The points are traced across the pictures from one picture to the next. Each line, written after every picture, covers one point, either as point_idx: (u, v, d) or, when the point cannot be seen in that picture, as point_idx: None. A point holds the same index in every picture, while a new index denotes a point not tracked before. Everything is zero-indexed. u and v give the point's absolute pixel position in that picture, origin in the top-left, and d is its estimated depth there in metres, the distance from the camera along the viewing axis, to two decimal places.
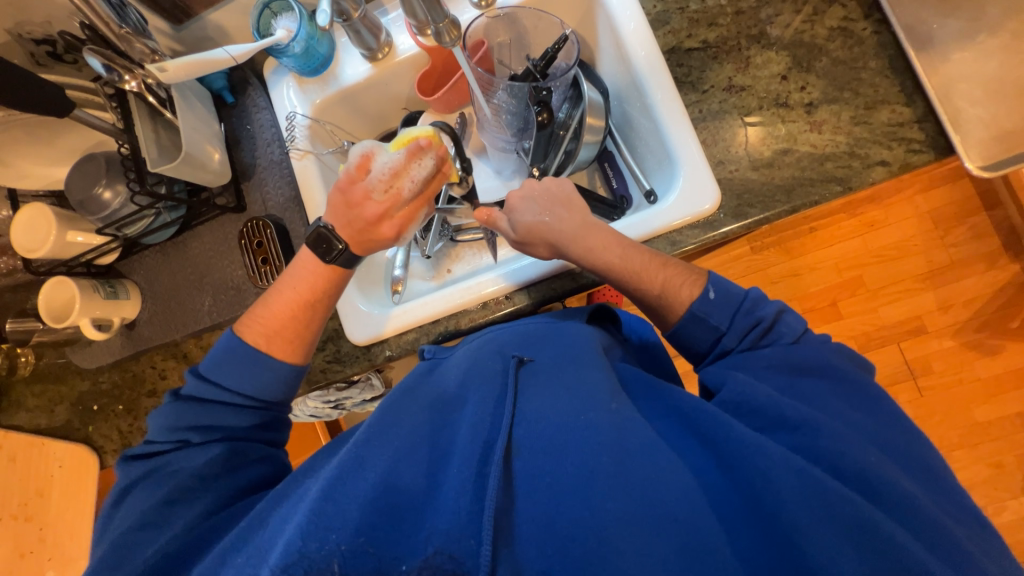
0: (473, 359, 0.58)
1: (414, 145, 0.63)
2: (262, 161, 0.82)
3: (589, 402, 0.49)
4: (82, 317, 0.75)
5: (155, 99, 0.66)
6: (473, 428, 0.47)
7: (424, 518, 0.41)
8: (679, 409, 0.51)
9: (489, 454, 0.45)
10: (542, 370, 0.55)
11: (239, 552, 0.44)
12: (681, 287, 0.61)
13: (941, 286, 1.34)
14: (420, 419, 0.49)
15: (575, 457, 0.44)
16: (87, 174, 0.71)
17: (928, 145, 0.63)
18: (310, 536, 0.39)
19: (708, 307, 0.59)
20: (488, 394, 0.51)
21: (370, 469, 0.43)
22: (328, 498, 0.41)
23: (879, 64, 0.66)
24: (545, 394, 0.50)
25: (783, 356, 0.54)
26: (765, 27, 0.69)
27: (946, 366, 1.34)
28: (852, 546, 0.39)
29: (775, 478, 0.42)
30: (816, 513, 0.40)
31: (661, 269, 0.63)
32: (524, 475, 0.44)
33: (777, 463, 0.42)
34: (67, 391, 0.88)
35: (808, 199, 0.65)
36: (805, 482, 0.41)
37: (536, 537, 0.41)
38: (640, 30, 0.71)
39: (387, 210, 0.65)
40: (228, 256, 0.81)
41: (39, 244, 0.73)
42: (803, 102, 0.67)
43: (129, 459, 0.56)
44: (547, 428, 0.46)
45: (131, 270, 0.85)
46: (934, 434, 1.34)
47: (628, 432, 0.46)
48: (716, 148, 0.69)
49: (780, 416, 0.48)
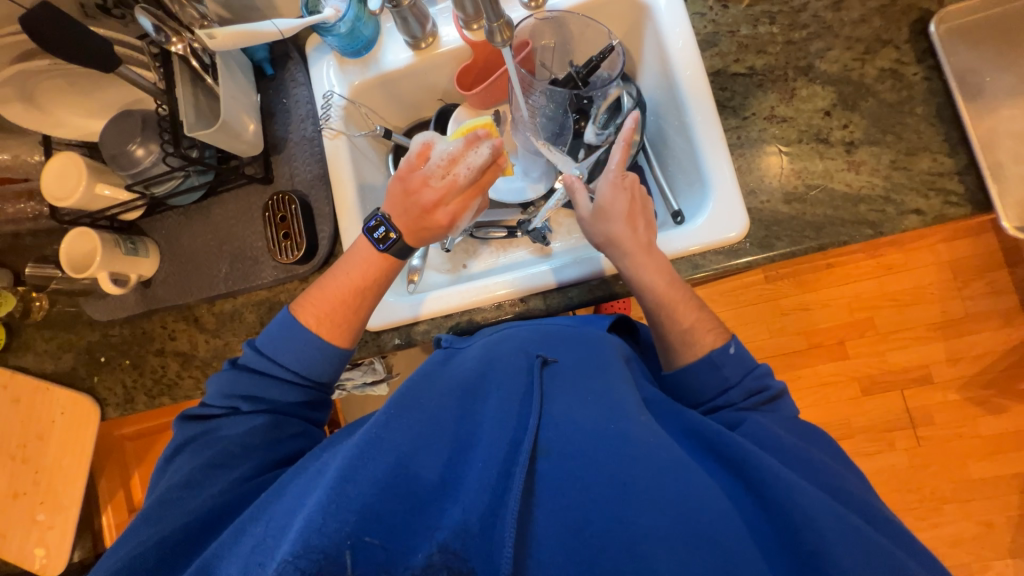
0: (494, 351, 0.57)
1: (471, 134, 0.62)
2: (294, 136, 0.82)
3: (620, 413, 0.48)
4: (101, 270, 0.76)
5: (198, 64, 0.66)
6: (498, 427, 0.47)
7: (445, 508, 0.42)
8: (698, 429, 0.49)
9: (514, 455, 0.45)
10: (565, 373, 0.53)
11: (259, 521, 0.45)
12: (706, 333, 0.59)
13: (953, 338, 1.32)
14: (444, 408, 0.49)
15: (608, 467, 0.43)
16: (122, 130, 0.72)
17: (966, 199, 0.63)
18: (331, 518, 0.38)
19: (725, 358, 0.57)
20: (511, 392, 0.50)
21: (389, 454, 0.43)
22: (349, 480, 0.41)
23: (927, 111, 0.65)
24: (571, 399, 0.50)
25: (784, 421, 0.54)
26: (814, 60, 0.69)
27: (949, 419, 1.33)
28: None
29: (813, 517, 0.40)
30: (851, 555, 0.39)
31: (693, 310, 0.61)
32: (551, 480, 0.44)
33: (814, 505, 0.41)
34: (76, 340, 0.89)
35: (836, 238, 0.65)
36: (840, 521, 0.40)
37: (558, 543, 0.41)
38: (687, 49, 0.70)
39: (441, 198, 0.63)
40: (250, 226, 0.81)
41: (68, 194, 0.74)
42: (844, 140, 0.66)
43: (186, 419, 0.60)
44: (575, 435, 0.46)
45: (152, 229, 0.85)
46: (928, 485, 1.33)
47: (659, 447, 0.45)
48: (750, 176, 0.68)
49: (790, 455, 0.47)
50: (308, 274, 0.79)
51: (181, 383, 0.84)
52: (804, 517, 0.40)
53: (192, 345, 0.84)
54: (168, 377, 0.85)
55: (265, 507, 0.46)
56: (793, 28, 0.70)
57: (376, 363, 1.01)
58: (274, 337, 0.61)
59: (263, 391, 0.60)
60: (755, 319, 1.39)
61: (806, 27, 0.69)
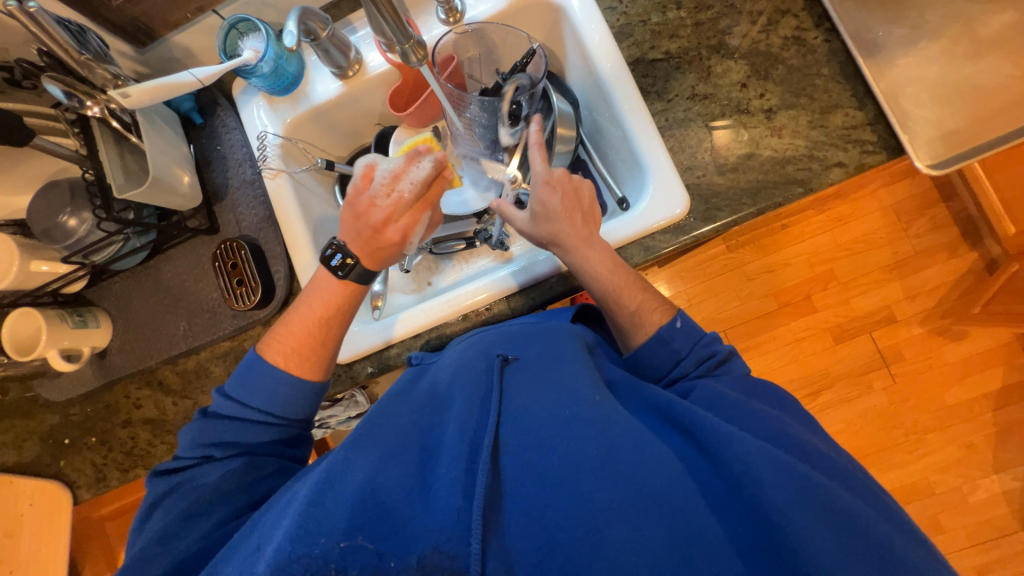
0: (461, 359, 0.58)
1: (413, 151, 0.61)
2: (234, 181, 0.81)
3: (574, 397, 0.49)
4: (49, 349, 0.73)
5: (119, 124, 0.65)
6: (461, 426, 0.48)
7: (413, 517, 0.42)
8: (656, 403, 0.52)
9: (477, 453, 0.46)
10: (525, 368, 0.55)
11: (231, 558, 0.45)
12: (654, 310, 0.63)
13: (907, 276, 1.39)
14: (407, 423, 0.50)
15: (561, 451, 0.45)
16: (50, 202, 0.70)
17: (881, 146, 0.67)
18: (301, 541, 0.39)
19: (673, 332, 0.60)
20: (472, 393, 0.51)
21: (355, 473, 0.44)
22: (317, 503, 0.42)
23: (832, 70, 0.69)
24: (530, 390, 0.51)
25: (740, 381, 0.57)
26: (724, 37, 0.72)
27: (916, 353, 1.40)
28: (831, 535, 0.40)
29: (754, 466, 0.43)
30: (798, 498, 0.41)
31: (638, 292, 0.63)
32: (514, 471, 0.45)
33: (753, 451, 0.44)
34: (35, 426, 0.85)
35: (772, 201, 0.68)
36: (782, 467, 0.43)
37: (524, 529, 0.42)
38: (604, 42, 0.73)
39: (391, 215, 0.62)
40: (202, 279, 0.80)
41: (1, 276, 0.71)
42: (763, 108, 0.70)
43: (159, 475, 0.58)
44: (534, 424, 0.47)
45: (100, 298, 0.82)
46: (908, 419, 1.39)
47: (613, 423, 0.47)
48: (683, 154, 0.71)
49: (751, 412, 0.50)
50: (269, 316, 0.78)
51: (154, 451, 0.81)
52: (742, 466, 0.43)
53: (160, 411, 0.82)
54: (139, 448, 0.82)
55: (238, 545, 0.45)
56: (699, 10, 0.73)
57: (357, 396, 1.00)
58: (238, 387, 0.59)
59: (235, 435, 0.59)
60: (724, 289, 1.43)
61: (711, 8, 0.73)
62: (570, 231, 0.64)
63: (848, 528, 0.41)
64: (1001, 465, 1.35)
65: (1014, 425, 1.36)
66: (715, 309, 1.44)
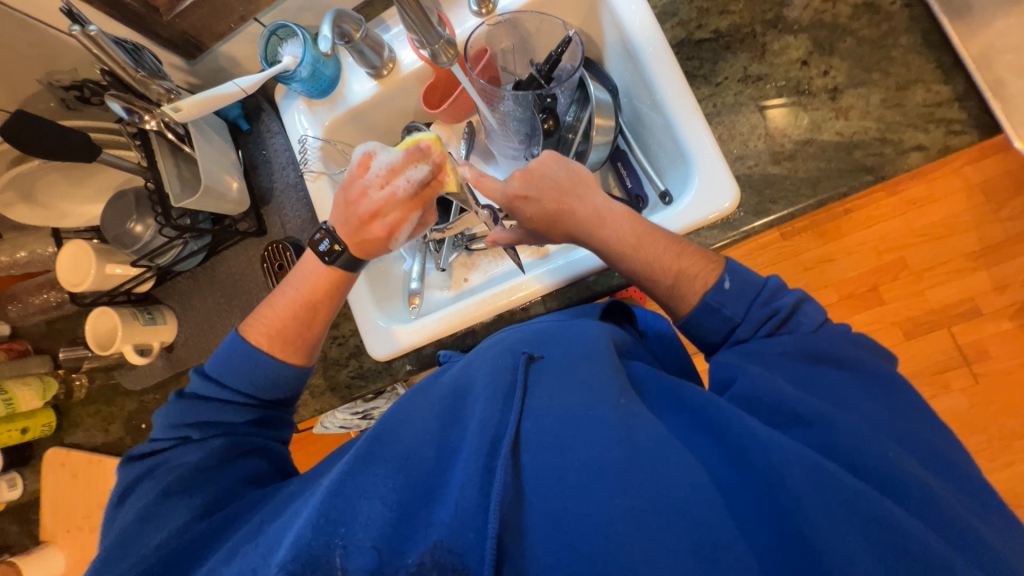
0: (489, 355, 0.56)
1: (415, 147, 0.61)
2: (278, 185, 0.84)
3: (598, 397, 0.47)
4: (124, 344, 0.80)
5: (173, 136, 0.69)
6: (482, 424, 0.47)
7: (432, 513, 0.42)
8: (687, 403, 0.50)
9: (497, 448, 0.45)
10: (552, 368, 0.52)
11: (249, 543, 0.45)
12: (695, 278, 0.58)
13: (996, 264, 1.23)
14: (431, 415, 0.50)
15: (582, 453, 0.43)
16: (119, 211, 0.76)
17: (971, 125, 0.58)
18: (320, 531, 0.40)
19: (722, 297, 0.56)
20: (495, 390, 0.50)
21: (380, 466, 0.45)
22: (339, 494, 0.42)
23: (911, 40, 0.61)
24: (555, 387, 0.49)
25: (797, 343, 0.51)
26: (782, 10, 0.65)
27: (1004, 350, 1.25)
28: (875, 553, 0.37)
29: (789, 476, 0.40)
30: (835, 523, 0.38)
31: (675, 258, 0.59)
32: (534, 468, 0.43)
33: (792, 459, 0.41)
34: (117, 411, 0.94)
35: (835, 191, 0.62)
36: (823, 478, 0.39)
37: (544, 531, 0.40)
38: (646, 23, 0.68)
39: (381, 209, 0.62)
40: (254, 279, 0.84)
41: (81, 279, 0.78)
42: (826, 88, 0.63)
43: (131, 460, 0.58)
44: (553, 422, 0.46)
45: (166, 296, 0.89)
46: (991, 423, 1.26)
47: (637, 428, 0.45)
48: (733, 143, 0.66)
49: (793, 414, 0.45)
50: None
51: None
52: (776, 475, 0.40)
53: None
54: None
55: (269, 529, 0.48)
56: None
57: (399, 388, 1.03)
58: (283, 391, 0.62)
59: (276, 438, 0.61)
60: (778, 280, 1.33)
61: None
62: (576, 226, 0.63)
63: (902, 553, 0.37)
64: None
65: None
66: None
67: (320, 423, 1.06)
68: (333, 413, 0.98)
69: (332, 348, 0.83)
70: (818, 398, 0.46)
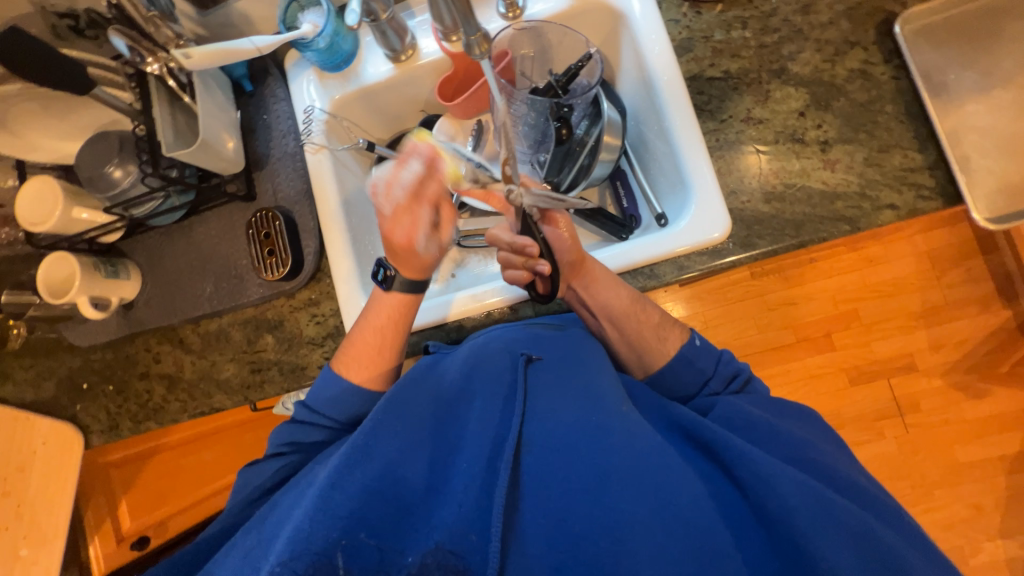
0: (481, 353, 0.59)
1: (402, 152, 0.59)
2: (275, 152, 0.81)
3: (602, 404, 0.53)
4: (80, 295, 0.75)
5: (174, 83, 0.67)
6: (482, 425, 0.52)
7: (431, 511, 0.46)
8: (678, 421, 0.56)
9: (499, 451, 0.50)
10: (549, 370, 0.58)
11: (256, 532, 0.49)
12: (673, 329, 0.68)
13: (935, 326, 1.35)
14: (428, 412, 0.54)
15: (587, 458, 0.49)
16: (97, 153, 0.71)
17: (938, 193, 0.64)
18: (315, 527, 0.42)
19: (695, 351, 0.65)
20: (496, 391, 0.55)
21: (376, 458, 0.48)
22: (337, 487, 0.45)
23: (895, 109, 0.67)
24: (555, 394, 0.55)
25: (763, 399, 0.62)
26: (786, 63, 0.70)
27: (934, 405, 1.36)
28: (854, 551, 0.44)
29: (777, 484, 0.47)
30: (824, 529, 0.44)
31: (654, 310, 0.69)
32: (534, 468, 0.49)
33: (778, 471, 0.47)
34: (56, 366, 0.87)
35: (816, 235, 0.66)
36: (809, 492, 0.46)
37: (542, 528, 0.45)
38: (664, 54, 0.71)
39: (396, 222, 0.60)
40: (234, 245, 0.80)
41: (42, 219, 0.73)
42: (818, 140, 0.68)
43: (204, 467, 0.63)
44: (558, 427, 0.51)
45: (132, 250, 0.83)
46: (917, 471, 1.37)
47: (638, 435, 0.51)
48: (730, 177, 0.70)
49: (772, 430, 0.55)
50: (294, 290, 0.79)
51: (167, 407, 0.83)
52: (759, 478, 0.47)
53: (177, 367, 0.83)
54: (154, 402, 0.83)
55: (262, 518, 0.51)
56: (765, 33, 0.71)
57: None
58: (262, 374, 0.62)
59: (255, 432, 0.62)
60: (745, 315, 1.39)
61: (777, 31, 0.71)
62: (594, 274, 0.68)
63: (878, 561, 0.44)
64: (1007, 530, 1.34)
65: None
66: (733, 334, 1.40)
67: (282, 403, 0.99)
68: (296, 396, 0.93)
69: (310, 326, 0.80)
70: (781, 421, 0.58)
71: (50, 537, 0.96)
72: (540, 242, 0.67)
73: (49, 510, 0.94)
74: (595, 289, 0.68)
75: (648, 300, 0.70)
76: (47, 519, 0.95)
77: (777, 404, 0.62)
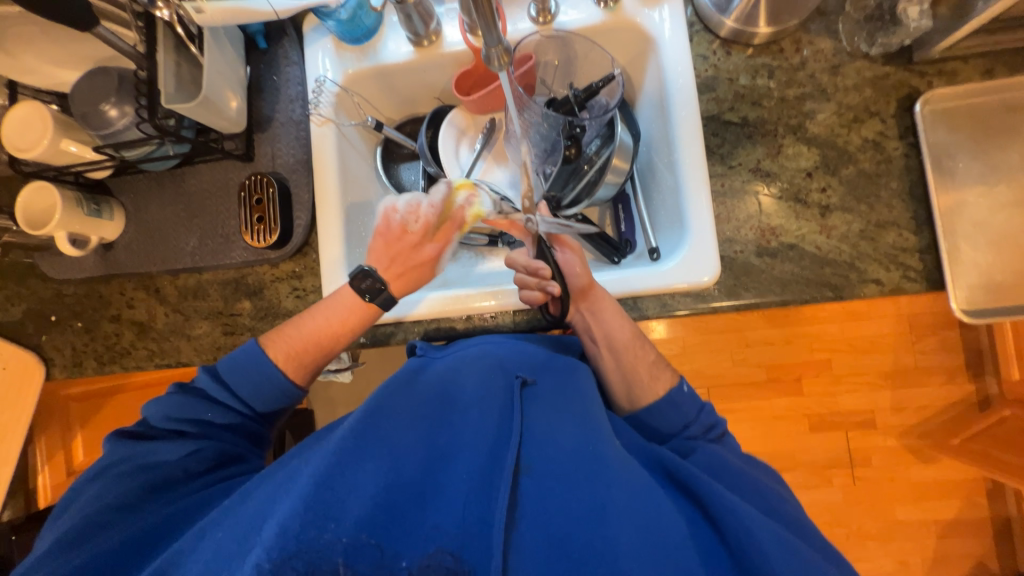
0: (479, 368, 0.64)
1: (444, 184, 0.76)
2: (280, 116, 0.79)
3: (595, 436, 0.57)
4: (59, 230, 0.72)
5: (184, 32, 0.64)
6: (481, 438, 0.56)
7: (427, 518, 0.48)
8: (662, 462, 0.59)
9: (498, 468, 0.53)
10: (541, 395, 0.62)
11: (221, 526, 0.50)
12: (663, 370, 0.69)
13: (900, 388, 1.38)
14: (423, 423, 0.57)
15: (585, 488, 0.52)
16: (96, 87, 0.68)
17: (922, 276, 0.66)
18: (308, 526, 0.43)
19: (682, 396, 0.66)
20: (492, 408, 0.59)
21: (371, 465, 0.50)
22: (327, 487, 0.47)
23: (900, 186, 0.67)
24: (550, 421, 0.59)
25: (734, 451, 0.63)
26: (805, 120, 0.70)
27: (884, 463, 1.41)
28: None
29: (760, 541, 0.49)
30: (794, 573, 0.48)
31: (649, 348, 0.70)
32: (533, 492, 0.52)
33: (759, 527, 0.50)
34: (27, 293, 0.85)
35: (800, 296, 0.67)
36: (786, 548, 0.49)
37: (540, 545, 0.48)
38: (686, 87, 0.70)
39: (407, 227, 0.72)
40: (224, 203, 0.79)
41: (30, 145, 0.70)
42: (820, 203, 0.68)
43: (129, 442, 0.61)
44: (553, 453, 0.55)
45: (119, 191, 0.81)
46: (854, 521, 1.42)
47: (630, 472, 0.54)
48: (727, 225, 0.70)
49: (732, 480, 0.58)
50: (279, 260, 0.78)
51: (134, 353, 0.82)
52: (750, 538, 0.49)
53: (150, 316, 0.82)
54: (121, 346, 0.83)
55: (233, 509, 0.51)
56: (789, 85, 0.71)
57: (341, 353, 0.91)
58: (233, 369, 0.66)
59: (204, 419, 0.63)
60: (722, 348, 1.42)
61: (802, 86, 0.70)
62: (603, 304, 0.69)
63: None
64: None
65: (951, 554, 1.40)
66: (706, 364, 1.43)
67: None
68: None
69: (289, 299, 0.79)
70: (753, 471, 0.61)
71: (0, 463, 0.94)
72: (552, 264, 0.71)
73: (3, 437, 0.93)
74: (603, 315, 0.69)
75: (644, 336, 0.71)
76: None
77: (749, 459, 0.64)
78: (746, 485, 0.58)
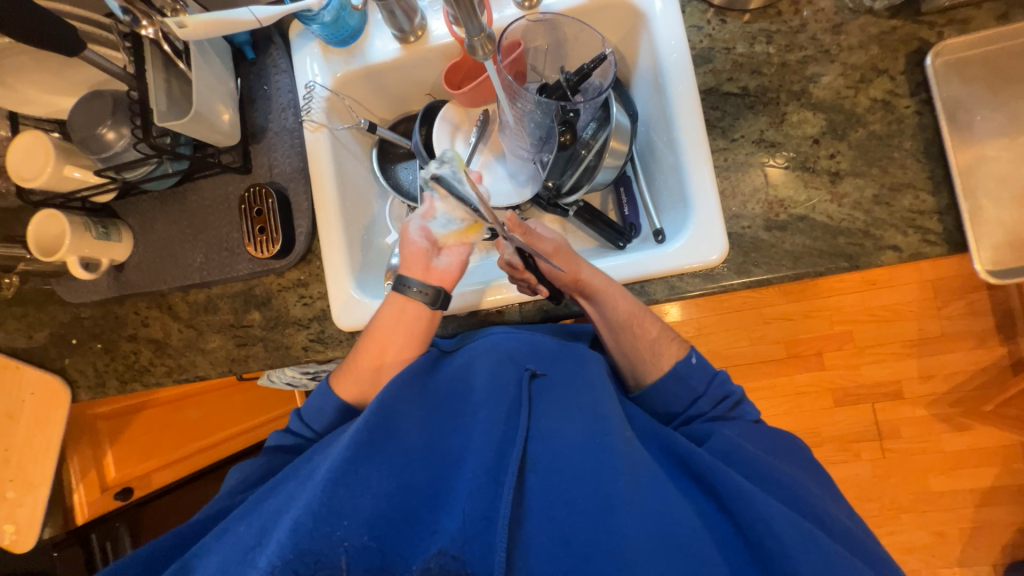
0: (486, 363, 0.62)
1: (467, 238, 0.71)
2: (274, 126, 0.79)
3: (605, 426, 0.56)
4: (70, 255, 0.74)
5: (171, 49, 0.64)
6: (488, 434, 0.55)
7: (436, 519, 0.49)
8: (673, 448, 0.58)
9: (504, 462, 0.53)
10: (550, 386, 0.61)
11: (243, 521, 0.51)
12: (671, 343, 0.68)
13: (926, 355, 1.34)
14: (431, 422, 0.57)
15: (592, 480, 0.52)
16: (91, 112, 0.69)
17: (943, 239, 0.63)
18: (320, 524, 0.45)
19: (689, 369, 0.66)
20: (498, 403, 0.58)
21: (381, 465, 0.50)
22: (340, 484, 0.47)
23: (914, 146, 0.64)
24: (560, 415, 0.58)
25: (748, 429, 0.63)
26: (809, 85, 0.67)
27: (914, 433, 1.36)
28: None
29: (778, 532, 0.48)
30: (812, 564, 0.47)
31: (654, 324, 0.67)
32: (540, 487, 0.52)
33: (778, 514, 0.49)
34: (47, 318, 0.88)
35: (814, 269, 0.65)
36: (806, 536, 0.48)
37: (544, 542, 0.49)
38: (681, 62, 0.68)
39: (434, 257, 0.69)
40: (227, 217, 0.79)
41: (33, 174, 0.71)
42: (830, 170, 0.66)
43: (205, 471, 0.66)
44: (562, 447, 0.54)
45: (125, 212, 0.82)
46: (886, 494, 1.38)
47: (639, 462, 0.53)
48: (733, 200, 0.68)
49: (750, 467, 0.57)
50: (284, 269, 0.78)
51: (153, 370, 0.84)
52: (765, 526, 0.49)
53: (165, 333, 0.84)
54: (141, 363, 0.84)
55: (251, 511, 0.52)
56: (790, 50, 0.68)
57: None
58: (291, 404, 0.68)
59: None
60: (738, 327, 1.40)
61: (803, 49, 0.67)
62: (597, 292, 0.66)
63: None
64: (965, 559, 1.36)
65: (990, 523, 1.36)
66: (722, 344, 1.41)
67: (267, 375, 0.98)
68: (281, 372, 0.94)
69: (297, 307, 0.80)
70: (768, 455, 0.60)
71: (35, 483, 0.97)
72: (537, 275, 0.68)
73: (35, 457, 0.96)
74: (602, 301, 0.66)
75: (652, 315, 0.68)
76: (34, 465, 0.96)
77: (760, 432, 0.64)
78: (766, 467, 0.57)
